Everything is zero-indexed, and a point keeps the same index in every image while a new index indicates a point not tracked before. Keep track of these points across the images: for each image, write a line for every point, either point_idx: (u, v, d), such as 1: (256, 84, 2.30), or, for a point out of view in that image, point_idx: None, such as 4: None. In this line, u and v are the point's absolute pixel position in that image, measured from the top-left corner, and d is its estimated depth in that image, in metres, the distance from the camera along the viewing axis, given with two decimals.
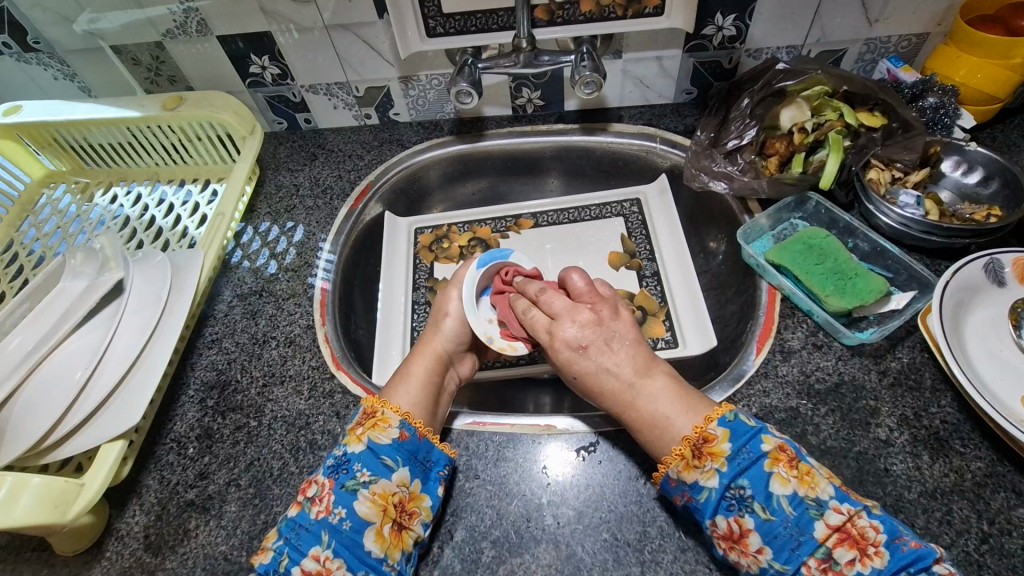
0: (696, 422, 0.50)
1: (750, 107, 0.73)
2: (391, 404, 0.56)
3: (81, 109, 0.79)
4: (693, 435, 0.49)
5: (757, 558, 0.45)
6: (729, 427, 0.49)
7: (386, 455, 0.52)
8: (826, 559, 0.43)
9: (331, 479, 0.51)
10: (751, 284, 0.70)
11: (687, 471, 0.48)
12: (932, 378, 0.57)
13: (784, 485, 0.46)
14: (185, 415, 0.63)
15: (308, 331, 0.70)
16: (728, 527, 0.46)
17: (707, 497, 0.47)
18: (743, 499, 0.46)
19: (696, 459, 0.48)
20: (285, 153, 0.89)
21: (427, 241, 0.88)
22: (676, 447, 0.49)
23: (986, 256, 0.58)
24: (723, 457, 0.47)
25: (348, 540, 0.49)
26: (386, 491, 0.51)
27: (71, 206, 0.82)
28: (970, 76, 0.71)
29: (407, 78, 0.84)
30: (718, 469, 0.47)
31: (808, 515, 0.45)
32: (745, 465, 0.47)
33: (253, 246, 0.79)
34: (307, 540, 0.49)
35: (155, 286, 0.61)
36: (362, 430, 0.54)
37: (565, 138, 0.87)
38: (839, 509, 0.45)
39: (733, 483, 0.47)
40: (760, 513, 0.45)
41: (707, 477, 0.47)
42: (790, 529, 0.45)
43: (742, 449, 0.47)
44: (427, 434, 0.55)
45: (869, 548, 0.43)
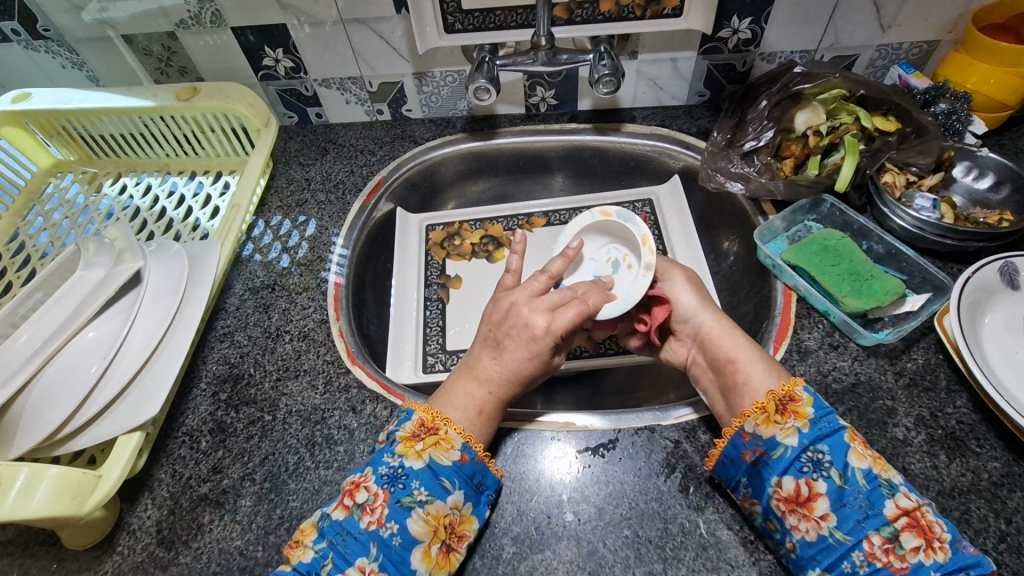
0: (782, 382, 0.53)
1: (767, 109, 0.74)
2: (453, 424, 0.54)
3: (91, 98, 0.78)
4: (780, 391, 0.51)
5: (820, 524, 0.46)
6: (814, 396, 0.51)
7: (445, 477, 0.51)
8: (891, 540, 0.44)
9: (386, 490, 0.50)
10: (765, 285, 0.70)
11: (766, 426, 0.50)
12: (947, 379, 0.58)
13: (861, 459, 0.47)
14: (197, 409, 0.63)
15: (322, 325, 0.69)
16: (796, 488, 0.48)
17: (782, 454, 0.49)
18: (819, 463, 0.47)
19: (778, 416, 0.50)
20: (296, 147, 0.89)
21: (438, 239, 0.88)
22: (760, 400, 0.51)
23: (1001, 259, 0.59)
24: (806, 419, 0.49)
25: (396, 556, 0.48)
26: (440, 512, 0.50)
27: (79, 196, 0.81)
28: (982, 82, 0.72)
29: (421, 74, 0.84)
30: (799, 428, 0.49)
31: (880, 492, 0.45)
32: (827, 432, 0.48)
33: (265, 240, 0.78)
34: (353, 550, 0.47)
35: (172, 277, 0.61)
36: (421, 445, 0.52)
37: (578, 137, 0.87)
38: (910, 496, 0.45)
39: (813, 446, 0.48)
40: (834, 479, 0.47)
41: (787, 434, 0.49)
42: (859, 501, 0.46)
43: (825, 417, 0.49)
44: (484, 458, 0.54)
45: (935, 541, 0.43)
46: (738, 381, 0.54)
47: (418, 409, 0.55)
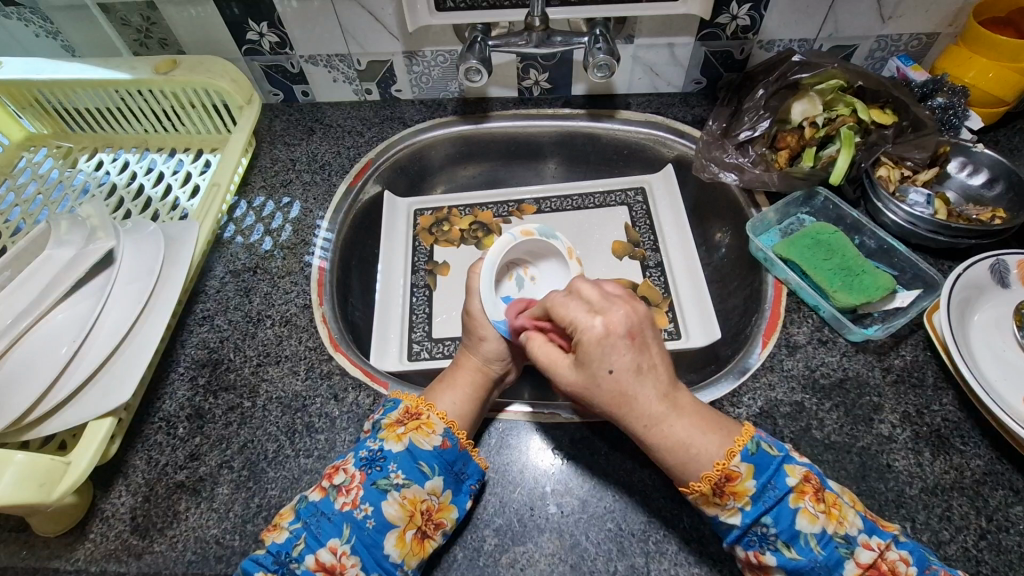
0: (720, 456, 0.46)
1: (764, 98, 0.72)
2: (436, 408, 0.54)
3: (65, 69, 0.74)
4: (714, 473, 0.45)
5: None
6: (752, 461, 0.46)
7: (424, 461, 0.51)
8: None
9: (363, 472, 0.50)
10: (756, 278, 0.70)
11: (708, 506, 0.47)
12: (934, 376, 0.57)
13: (812, 523, 0.44)
14: (175, 394, 0.61)
15: (305, 311, 0.67)
16: (748, 557, 0.46)
17: (728, 529, 0.46)
18: (765, 537, 0.45)
19: (716, 496, 0.46)
20: (282, 126, 0.86)
21: (427, 224, 0.87)
22: (697, 483, 0.46)
23: (992, 257, 0.59)
24: (746, 496, 0.45)
25: (369, 539, 0.48)
26: (416, 497, 0.49)
27: (53, 170, 0.78)
28: (981, 77, 0.71)
29: (411, 54, 0.81)
30: (741, 507, 0.45)
31: (838, 554, 0.44)
32: (769, 504, 0.45)
33: (247, 222, 0.75)
34: (326, 531, 0.47)
35: (148, 258, 0.59)
36: (402, 430, 0.52)
37: (571, 123, 0.85)
38: (869, 545, 0.44)
39: (756, 522, 0.45)
40: (784, 551, 0.45)
41: (729, 515, 0.46)
42: (817, 568, 0.44)
43: (768, 486, 0.45)
44: (468, 446, 0.53)
45: None
46: (688, 455, 0.46)
47: (403, 398, 0.55)
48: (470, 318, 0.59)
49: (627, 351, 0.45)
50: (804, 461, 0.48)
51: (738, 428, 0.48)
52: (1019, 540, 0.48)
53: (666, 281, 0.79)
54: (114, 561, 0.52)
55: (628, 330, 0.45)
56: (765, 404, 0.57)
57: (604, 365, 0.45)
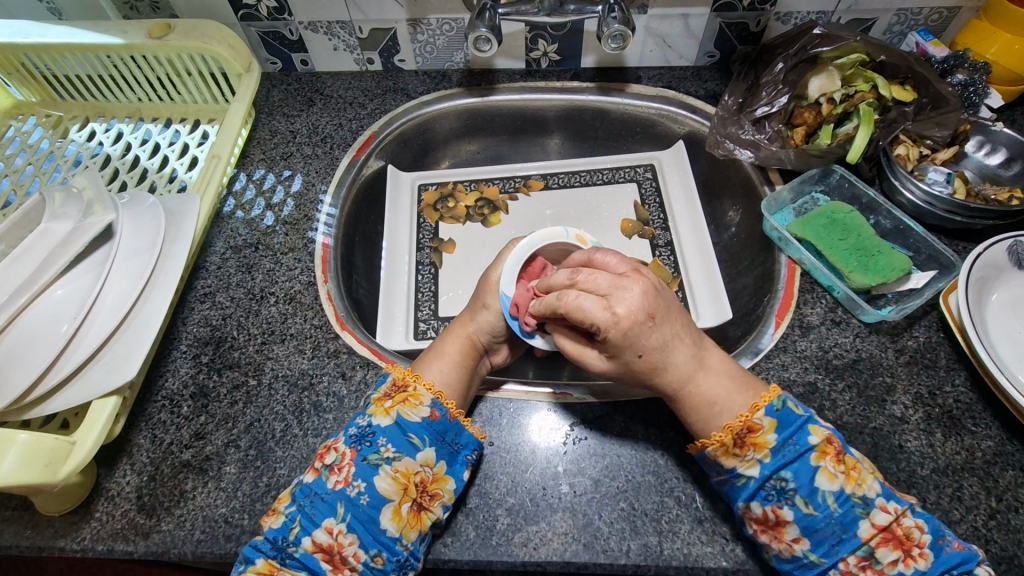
0: (744, 408, 0.48)
1: (783, 72, 0.70)
2: (423, 381, 0.53)
3: (52, 32, 0.71)
4: (737, 423, 0.47)
5: (792, 547, 0.45)
6: (776, 416, 0.46)
7: (413, 433, 0.50)
8: (867, 558, 0.44)
9: (353, 449, 0.49)
10: (768, 258, 0.69)
11: (726, 458, 0.47)
12: (947, 357, 0.57)
13: (831, 481, 0.44)
14: (178, 371, 0.60)
15: (310, 288, 0.66)
16: (764, 514, 0.46)
17: (744, 483, 0.46)
18: (783, 491, 0.45)
19: (737, 448, 0.46)
20: (280, 96, 0.83)
21: (431, 199, 0.85)
22: (718, 432, 0.47)
23: (1011, 238, 0.58)
24: (767, 448, 0.46)
25: (364, 515, 0.47)
26: (408, 470, 0.49)
27: (42, 140, 0.75)
28: (1003, 52, 0.69)
29: (415, 21, 0.78)
30: (760, 460, 0.46)
31: (853, 513, 0.44)
32: (789, 458, 0.45)
33: (247, 195, 0.73)
34: (321, 511, 0.47)
35: (148, 233, 0.56)
36: (390, 403, 0.51)
37: (580, 96, 0.82)
38: (886, 508, 0.44)
39: (775, 474, 0.45)
40: (801, 507, 0.44)
41: (747, 467, 0.46)
42: (832, 526, 0.44)
43: (790, 440, 0.46)
44: (458, 416, 0.52)
45: (913, 548, 0.43)
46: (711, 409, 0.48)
47: (392, 370, 0.55)
48: (483, 285, 0.60)
49: (653, 331, 0.46)
50: (828, 425, 0.47)
51: (763, 387, 0.49)
52: None
53: (676, 260, 0.78)
54: (121, 540, 0.51)
55: (646, 312, 0.46)
56: (778, 384, 0.57)
57: (634, 352, 0.47)
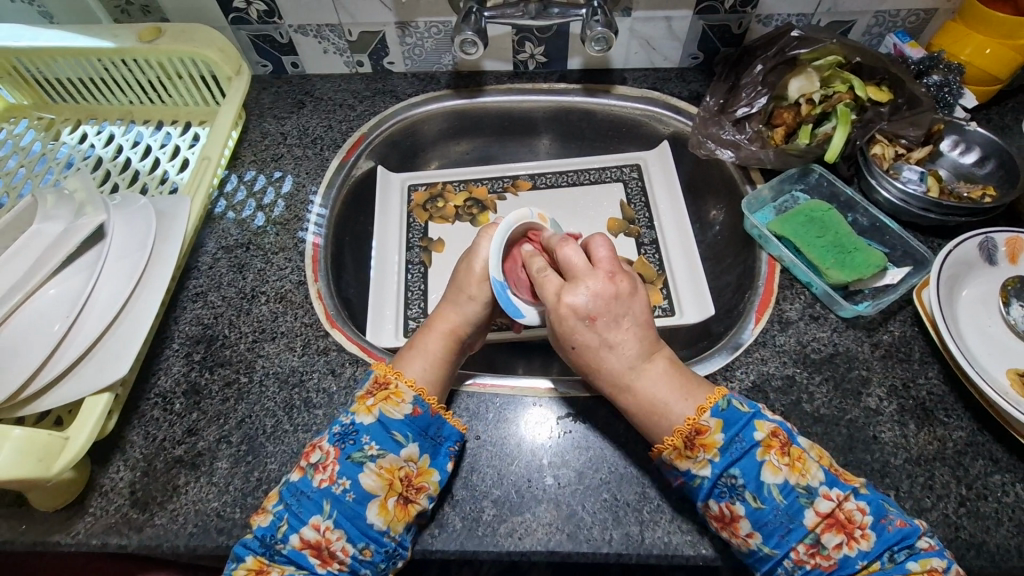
0: (698, 406, 0.49)
1: (762, 74, 0.71)
2: (405, 377, 0.53)
3: (44, 36, 0.72)
4: (685, 426, 0.48)
5: (747, 541, 0.46)
6: (722, 416, 0.48)
7: (397, 430, 0.51)
8: (815, 545, 0.45)
9: (337, 447, 0.50)
10: (750, 255, 0.70)
11: (680, 460, 0.48)
12: (921, 350, 0.59)
13: (775, 474, 0.46)
14: (170, 370, 0.61)
15: (300, 287, 0.67)
16: (719, 511, 0.47)
17: (700, 483, 0.47)
18: (733, 488, 0.46)
19: (688, 449, 0.48)
20: (271, 98, 0.84)
21: (421, 200, 0.86)
22: (670, 436, 0.48)
23: (982, 235, 0.60)
24: (715, 448, 0.47)
25: (350, 511, 0.48)
26: (393, 465, 0.50)
27: (35, 143, 0.76)
28: (976, 54, 0.71)
29: (404, 25, 0.79)
30: (711, 459, 0.47)
31: (799, 503, 0.45)
32: (736, 455, 0.46)
33: (238, 197, 0.74)
34: (307, 509, 0.48)
35: (139, 234, 0.58)
36: (372, 401, 0.52)
37: (567, 98, 0.84)
38: (830, 496, 0.45)
39: (725, 473, 0.46)
40: (751, 502, 0.46)
41: (700, 467, 0.47)
42: (779, 517, 0.45)
43: (736, 438, 0.47)
44: (440, 411, 0.53)
45: (856, 531, 0.44)
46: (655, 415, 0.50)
47: (374, 366, 0.55)
48: (466, 276, 0.59)
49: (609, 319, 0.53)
50: (775, 420, 0.49)
51: (710, 390, 0.51)
52: (997, 507, 0.50)
53: (661, 259, 0.79)
54: (115, 535, 0.52)
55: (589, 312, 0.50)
56: (757, 377, 0.58)
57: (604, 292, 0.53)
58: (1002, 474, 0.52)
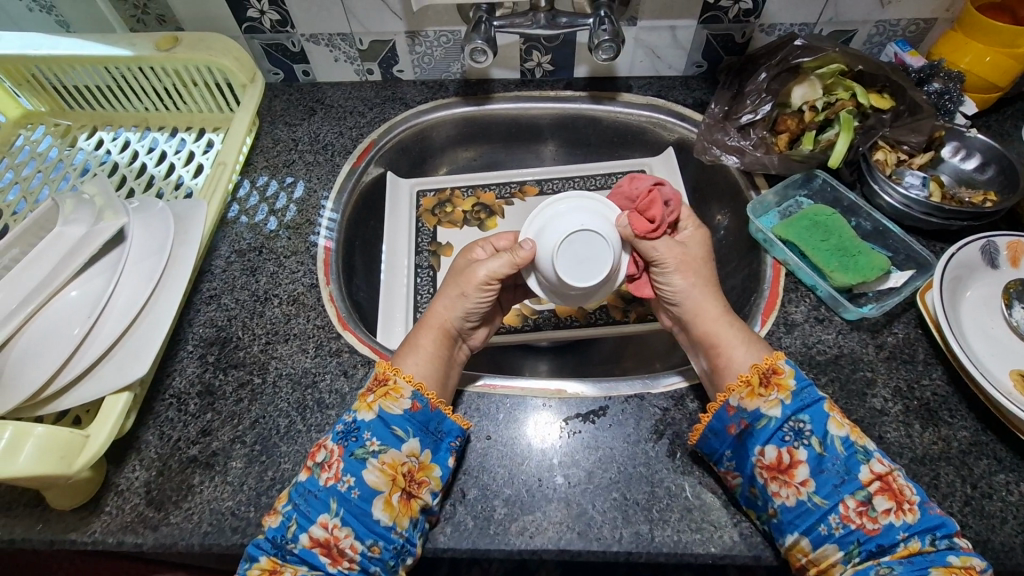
0: (764, 356, 0.53)
1: (766, 81, 0.73)
2: (403, 373, 0.54)
3: (63, 45, 0.73)
4: (763, 364, 0.52)
5: (800, 489, 0.48)
6: (796, 367, 0.52)
7: (397, 425, 0.52)
8: (865, 503, 0.46)
9: (341, 445, 0.51)
10: (754, 259, 0.71)
11: (750, 399, 0.51)
12: (925, 352, 0.60)
13: (839, 428, 0.49)
14: (185, 371, 0.62)
15: (312, 289, 0.68)
16: (777, 457, 0.49)
17: (766, 425, 0.50)
18: (800, 433, 0.49)
19: (762, 388, 0.51)
20: (282, 105, 0.85)
21: (429, 205, 0.87)
22: (743, 374, 0.52)
23: (983, 238, 0.61)
24: (789, 390, 0.50)
25: (356, 509, 0.49)
26: (395, 461, 0.50)
27: (51, 149, 0.77)
28: (976, 62, 0.72)
29: (413, 34, 0.81)
30: (782, 400, 0.50)
31: (856, 458, 0.48)
32: (808, 402, 0.50)
33: (251, 202, 0.75)
34: (315, 507, 0.48)
35: (157, 237, 0.59)
36: (372, 398, 0.53)
37: (573, 105, 0.85)
38: (882, 461, 0.48)
39: (794, 416, 0.49)
40: (815, 446, 0.48)
41: (770, 407, 0.50)
42: (837, 466, 0.48)
43: (807, 388, 0.50)
44: (439, 406, 0.54)
45: (905, 503, 0.46)
46: (719, 364, 0.54)
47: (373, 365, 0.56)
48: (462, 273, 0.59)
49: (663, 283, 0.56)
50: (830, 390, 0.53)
51: (774, 349, 0.55)
52: (1002, 506, 0.51)
53: None
54: (130, 533, 0.53)
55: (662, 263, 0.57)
56: None
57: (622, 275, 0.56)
58: (1006, 473, 0.53)
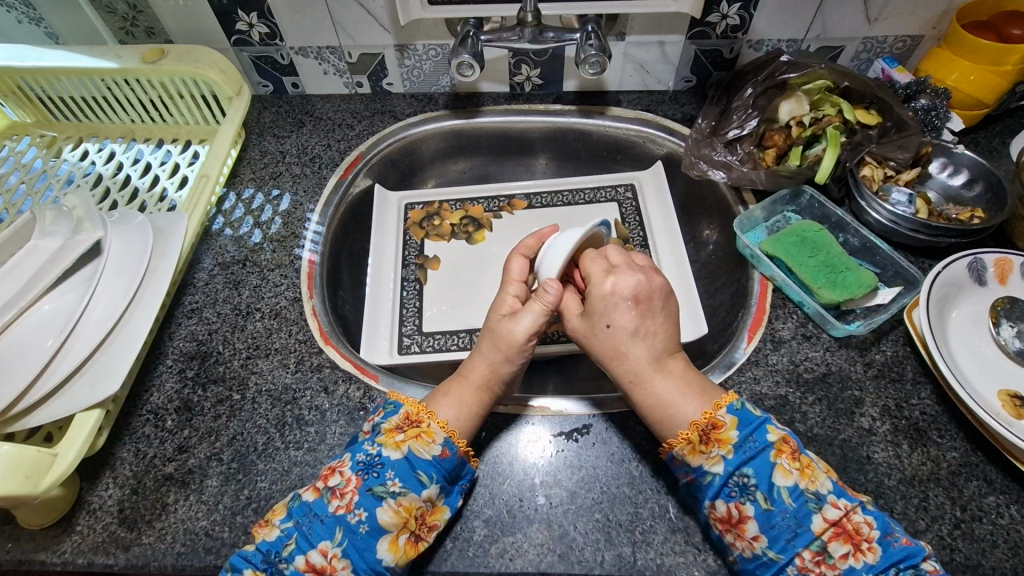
0: (706, 407, 0.51)
1: (752, 97, 0.74)
2: (436, 417, 0.53)
3: (49, 56, 0.73)
4: (701, 420, 0.50)
5: (752, 543, 0.46)
6: (737, 415, 0.50)
7: (421, 469, 0.50)
8: (821, 552, 0.45)
9: (359, 477, 0.49)
10: (743, 275, 0.71)
11: (692, 455, 0.49)
12: (913, 371, 0.59)
13: (785, 477, 0.47)
14: (163, 386, 0.61)
15: (295, 304, 0.67)
16: (727, 511, 0.48)
17: (710, 480, 0.49)
18: (745, 487, 0.47)
19: (703, 445, 0.49)
20: (271, 117, 0.85)
21: (417, 217, 0.86)
22: (683, 431, 0.50)
23: (970, 256, 0.60)
24: (729, 444, 0.49)
25: (361, 543, 0.47)
26: (411, 504, 0.49)
27: (36, 160, 0.77)
28: (962, 80, 0.72)
29: (403, 47, 0.81)
30: (724, 455, 0.49)
31: (806, 508, 0.46)
32: (750, 454, 0.48)
33: (236, 214, 0.75)
34: (317, 532, 0.47)
35: (135, 250, 0.58)
36: (401, 437, 0.51)
37: (563, 119, 0.85)
38: (837, 505, 0.46)
39: (737, 470, 0.48)
40: (760, 501, 0.47)
41: (711, 463, 0.49)
42: (787, 521, 0.46)
43: (749, 437, 0.49)
44: (465, 453, 0.52)
45: (863, 543, 0.45)
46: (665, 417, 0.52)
47: (404, 403, 0.54)
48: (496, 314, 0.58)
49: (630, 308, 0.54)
50: (782, 429, 0.51)
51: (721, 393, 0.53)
52: (991, 529, 0.50)
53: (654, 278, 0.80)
54: (101, 554, 0.52)
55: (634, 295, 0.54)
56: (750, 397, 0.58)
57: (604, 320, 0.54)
58: (996, 495, 0.52)
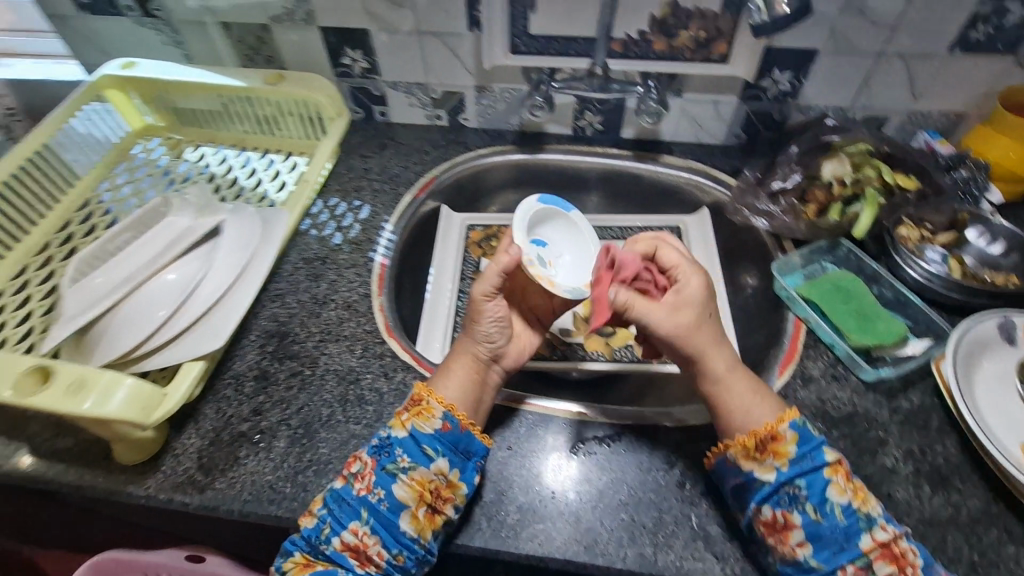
0: (769, 419, 0.55)
1: (797, 155, 0.80)
2: (435, 395, 0.58)
3: (189, 73, 0.87)
4: (762, 430, 0.54)
5: (795, 551, 0.50)
6: (798, 431, 0.53)
7: (426, 444, 0.55)
8: (864, 569, 0.48)
9: (373, 459, 0.55)
10: (778, 316, 0.75)
11: (745, 460, 0.53)
12: (940, 419, 0.61)
13: (840, 494, 0.50)
14: (245, 356, 0.69)
15: (365, 299, 0.75)
16: (773, 517, 0.51)
17: (760, 486, 0.52)
18: (794, 498, 0.51)
19: (758, 453, 0.53)
20: (359, 139, 0.97)
21: (476, 238, 0.95)
22: (743, 436, 0.54)
23: (1000, 316, 0.64)
24: (786, 458, 0.52)
25: (385, 520, 0.53)
26: (423, 478, 0.54)
27: (161, 158, 0.90)
28: (1002, 155, 0.77)
29: (482, 88, 0.91)
30: (778, 466, 0.52)
31: (857, 526, 0.49)
32: (807, 469, 0.51)
33: (321, 218, 0.85)
34: (347, 514, 0.53)
35: (247, 234, 0.68)
36: (406, 416, 0.57)
37: (618, 162, 0.93)
38: (885, 528, 0.50)
39: (790, 482, 0.51)
40: (810, 513, 0.50)
41: (764, 472, 0.52)
42: (835, 535, 0.49)
43: (807, 455, 0.52)
44: (469, 427, 0.57)
45: (906, 567, 0.48)
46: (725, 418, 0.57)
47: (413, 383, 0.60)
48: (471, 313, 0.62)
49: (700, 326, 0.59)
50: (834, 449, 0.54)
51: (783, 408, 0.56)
52: None
53: None
54: (180, 492, 0.59)
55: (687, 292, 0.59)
56: None
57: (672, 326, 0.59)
58: (1016, 545, 0.53)
